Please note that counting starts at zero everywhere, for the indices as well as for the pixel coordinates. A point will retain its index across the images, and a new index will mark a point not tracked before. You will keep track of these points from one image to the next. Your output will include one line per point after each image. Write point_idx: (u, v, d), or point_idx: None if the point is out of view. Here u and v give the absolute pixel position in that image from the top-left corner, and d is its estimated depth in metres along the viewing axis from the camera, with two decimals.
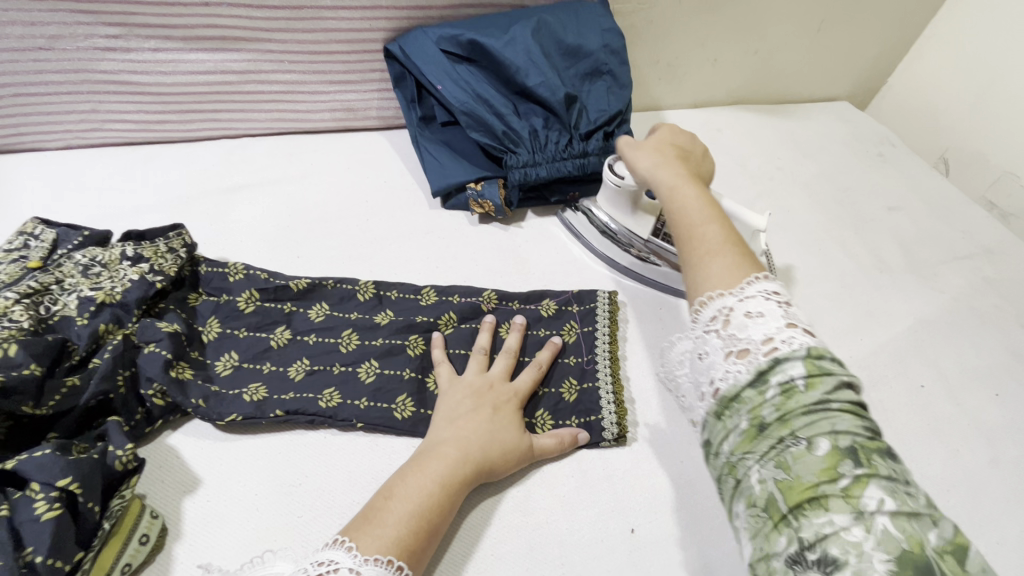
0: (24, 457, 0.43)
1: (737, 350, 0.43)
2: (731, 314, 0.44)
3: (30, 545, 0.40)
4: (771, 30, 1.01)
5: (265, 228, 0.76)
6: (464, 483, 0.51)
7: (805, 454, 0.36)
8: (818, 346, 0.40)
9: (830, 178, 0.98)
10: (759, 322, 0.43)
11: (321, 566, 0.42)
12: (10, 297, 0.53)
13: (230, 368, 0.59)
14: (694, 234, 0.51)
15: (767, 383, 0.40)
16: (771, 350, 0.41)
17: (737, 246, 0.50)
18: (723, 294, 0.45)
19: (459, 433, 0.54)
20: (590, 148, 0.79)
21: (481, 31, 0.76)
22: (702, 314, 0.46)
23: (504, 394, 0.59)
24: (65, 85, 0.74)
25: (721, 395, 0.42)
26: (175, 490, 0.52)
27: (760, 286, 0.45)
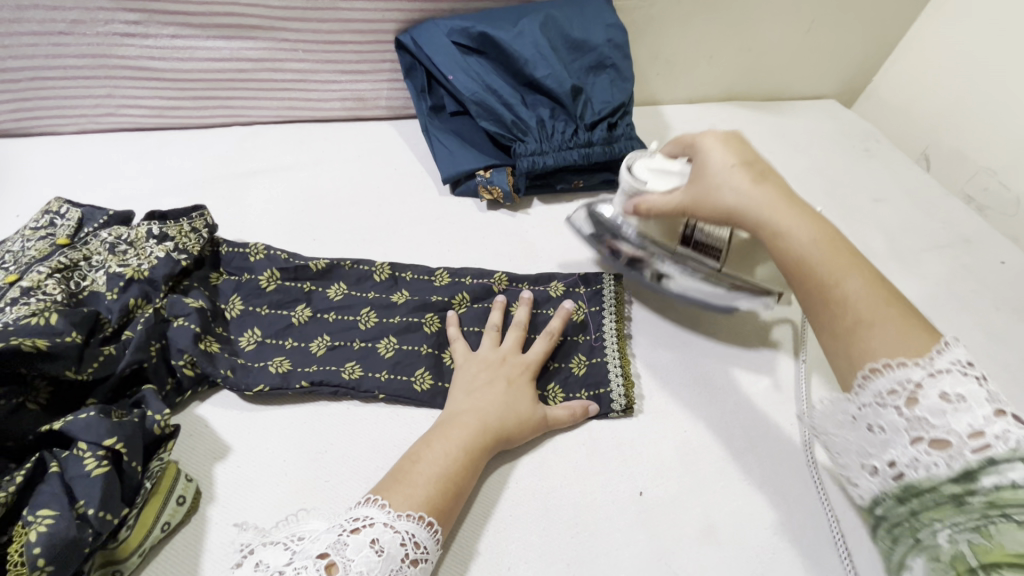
0: (70, 419, 0.45)
1: (930, 439, 0.41)
2: (919, 393, 0.42)
3: (81, 498, 0.41)
4: (763, 29, 1.05)
5: (280, 212, 0.78)
6: (485, 450, 0.54)
7: (1013, 526, 0.35)
8: None
9: (820, 172, 1.02)
10: (961, 411, 0.40)
11: (357, 521, 0.45)
12: (43, 271, 0.55)
13: (254, 343, 0.61)
14: (832, 299, 0.48)
15: (977, 480, 0.38)
16: (983, 447, 0.38)
17: (887, 296, 0.47)
18: (907, 366, 0.43)
19: (478, 404, 0.57)
20: (594, 138, 0.82)
21: (491, 25, 0.79)
22: (873, 385, 0.44)
23: (517, 366, 0.61)
24: (82, 69, 0.76)
25: (908, 481, 0.41)
26: (207, 457, 0.54)
27: (950, 357, 0.42)
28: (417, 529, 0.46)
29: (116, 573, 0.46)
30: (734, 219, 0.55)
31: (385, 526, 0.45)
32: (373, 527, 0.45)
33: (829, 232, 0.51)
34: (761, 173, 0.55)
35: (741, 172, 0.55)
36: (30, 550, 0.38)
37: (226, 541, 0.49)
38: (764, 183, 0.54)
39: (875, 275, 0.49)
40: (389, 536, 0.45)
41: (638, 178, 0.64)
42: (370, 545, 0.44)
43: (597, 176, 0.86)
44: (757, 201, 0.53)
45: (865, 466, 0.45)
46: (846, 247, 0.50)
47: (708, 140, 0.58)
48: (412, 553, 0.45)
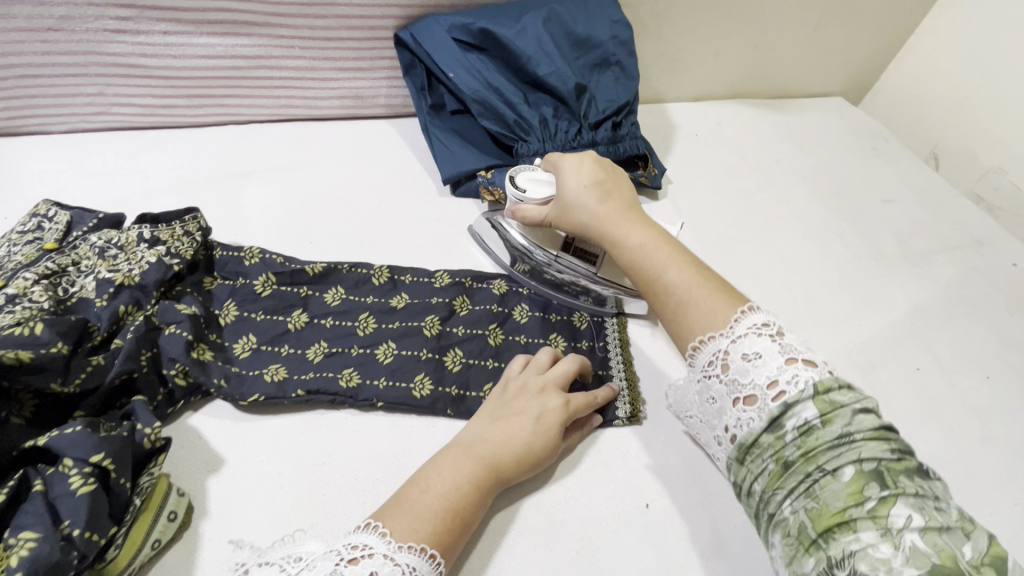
0: (55, 433, 0.43)
1: (744, 397, 0.44)
2: (728, 359, 0.45)
3: (67, 518, 0.40)
4: (771, 25, 1.03)
5: (276, 213, 0.76)
6: (491, 487, 0.51)
7: (830, 481, 0.38)
8: (824, 381, 0.41)
9: (827, 171, 1.00)
10: (760, 365, 0.43)
11: (355, 550, 0.43)
12: (29, 278, 0.53)
13: (248, 350, 0.59)
14: (658, 290, 0.52)
15: (783, 428, 0.41)
16: (779, 394, 0.42)
17: (708, 278, 0.51)
18: (715, 337, 0.47)
19: (497, 436, 0.53)
20: (599, 137, 0.80)
21: (493, 21, 0.77)
22: (698, 359, 0.48)
23: (554, 402, 0.56)
24: (72, 67, 0.74)
25: (739, 441, 0.44)
26: (199, 470, 0.53)
27: (750, 321, 0.46)
28: (419, 561, 0.44)
29: None
30: (586, 233, 0.60)
31: (386, 558, 0.43)
32: (372, 559, 0.43)
33: (664, 237, 0.55)
34: (609, 190, 0.60)
35: (589, 190, 0.60)
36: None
37: (221, 559, 0.48)
38: (609, 199, 0.59)
39: (697, 265, 0.53)
40: (389, 569, 0.43)
41: (519, 187, 0.66)
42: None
43: None
44: (604, 217, 0.58)
45: (714, 437, 0.48)
46: (676, 247, 0.54)
47: (563, 160, 0.63)
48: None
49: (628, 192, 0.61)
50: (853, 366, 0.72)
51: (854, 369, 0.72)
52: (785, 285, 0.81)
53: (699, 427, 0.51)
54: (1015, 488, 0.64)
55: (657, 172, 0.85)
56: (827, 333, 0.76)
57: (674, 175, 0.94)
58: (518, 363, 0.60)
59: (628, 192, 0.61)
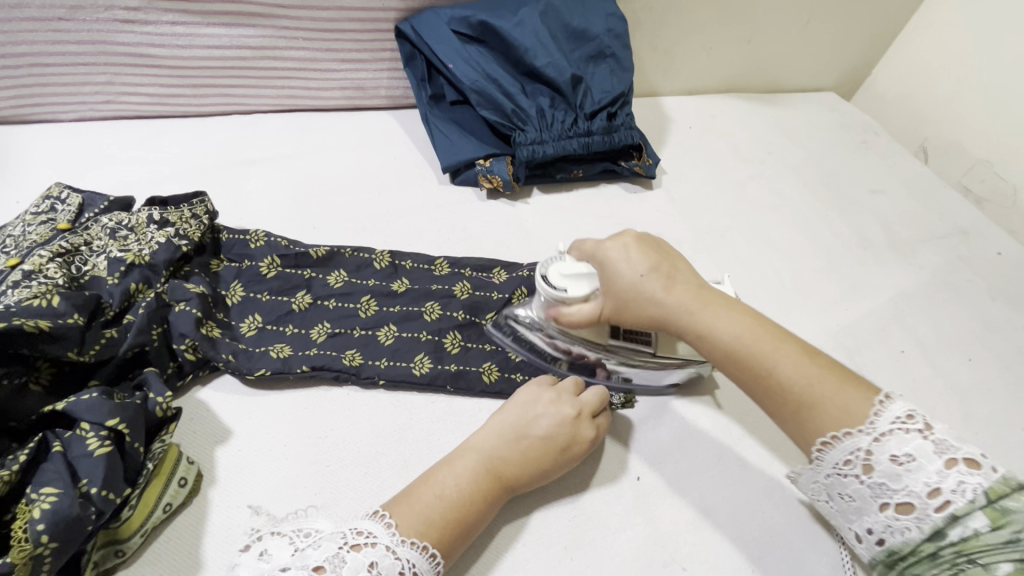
0: (73, 399, 0.45)
1: (895, 504, 0.43)
2: (871, 459, 0.44)
3: (84, 477, 0.42)
4: (763, 21, 1.05)
5: (279, 200, 0.78)
6: (501, 498, 0.52)
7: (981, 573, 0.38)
8: (994, 488, 0.40)
9: (818, 163, 1.03)
10: (915, 471, 0.42)
11: (360, 536, 0.45)
12: (44, 255, 0.55)
13: (254, 329, 0.62)
14: (775, 390, 0.48)
15: (947, 537, 0.40)
16: (942, 506, 0.41)
17: (818, 361, 0.49)
18: (852, 435, 0.45)
19: (522, 459, 0.53)
20: (594, 128, 0.82)
21: (491, 14, 0.80)
22: (829, 456, 0.46)
23: (586, 433, 0.55)
24: (82, 56, 0.76)
25: (889, 546, 0.44)
26: (208, 440, 0.55)
27: (891, 416, 0.44)
28: (418, 559, 0.45)
29: (119, 552, 0.46)
30: (662, 325, 0.54)
31: (387, 550, 0.44)
32: (375, 547, 0.44)
33: (751, 317, 0.52)
34: (671, 273, 0.55)
35: (653, 278, 0.54)
36: (34, 527, 0.38)
37: (234, 523, 0.50)
38: (675, 284, 0.54)
39: (801, 348, 0.50)
40: (389, 562, 0.44)
41: (556, 287, 0.57)
42: (369, 569, 0.43)
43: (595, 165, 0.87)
44: (680, 307, 0.53)
45: (853, 530, 0.47)
46: (774, 332, 0.50)
47: (611, 250, 0.56)
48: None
49: (683, 270, 0.56)
50: (839, 348, 0.74)
51: (839, 351, 0.74)
52: (775, 271, 0.83)
53: (829, 509, 0.50)
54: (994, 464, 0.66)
55: (652, 162, 0.88)
56: (815, 317, 0.78)
57: (668, 166, 0.96)
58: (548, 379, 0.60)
59: (686, 270, 0.56)
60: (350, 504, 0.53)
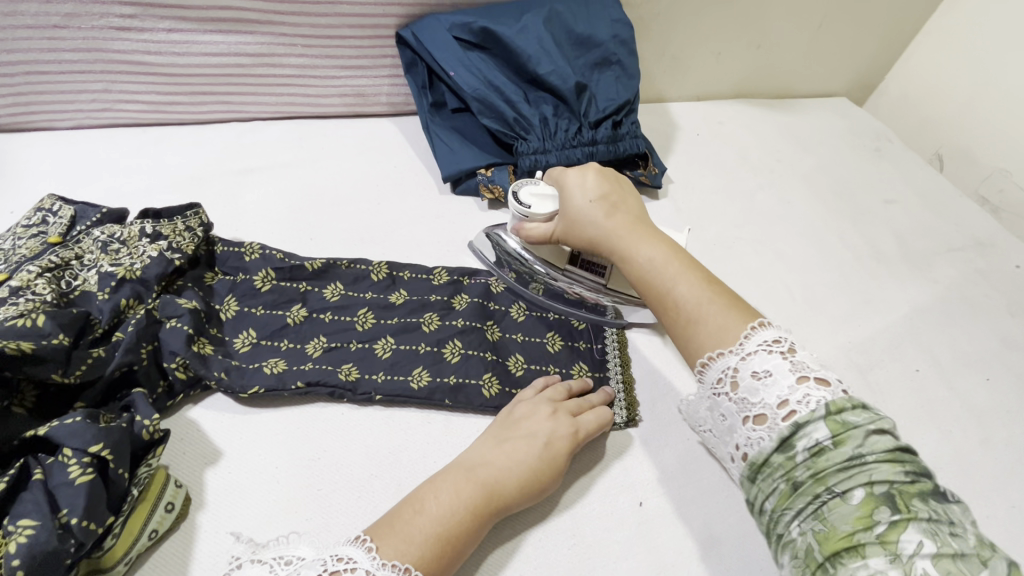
0: (55, 424, 0.44)
1: (754, 416, 0.44)
2: (738, 377, 0.45)
3: (65, 507, 0.40)
4: (773, 25, 1.03)
5: (276, 209, 0.76)
6: (490, 512, 0.49)
7: (840, 503, 0.38)
8: (835, 401, 0.41)
9: (830, 172, 1.00)
10: (770, 385, 0.43)
11: (339, 562, 0.43)
12: (32, 270, 0.54)
13: (248, 345, 0.60)
14: (668, 305, 0.53)
15: (794, 448, 0.41)
16: (790, 415, 0.42)
17: (719, 290, 0.52)
18: (724, 354, 0.47)
19: (503, 461, 0.52)
20: (599, 136, 0.80)
21: (494, 20, 0.78)
22: (707, 376, 0.48)
23: (563, 428, 0.55)
24: (78, 63, 0.75)
25: (750, 461, 0.44)
26: (197, 462, 0.53)
27: (759, 338, 0.46)
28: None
29: None
30: (597, 247, 0.60)
31: (366, 575, 0.42)
32: (354, 573, 0.42)
33: (673, 250, 0.56)
34: (616, 205, 0.61)
35: (597, 205, 0.60)
36: (10, 562, 0.37)
37: (221, 550, 0.48)
38: (616, 214, 0.60)
39: (710, 280, 0.53)
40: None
41: (524, 203, 0.64)
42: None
43: None
44: (612, 232, 0.59)
45: (726, 454, 0.48)
46: (686, 263, 0.54)
47: (569, 179, 0.63)
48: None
49: (636, 206, 0.62)
50: (851, 366, 0.72)
51: (851, 369, 0.72)
52: (784, 284, 0.81)
53: (712, 439, 0.50)
54: (1014, 491, 0.64)
55: (658, 171, 0.86)
56: (826, 333, 0.75)
57: (675, 174, 0.94)
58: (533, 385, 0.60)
59: (635, 207, 0.62)
60: (341, 529, 0.51)
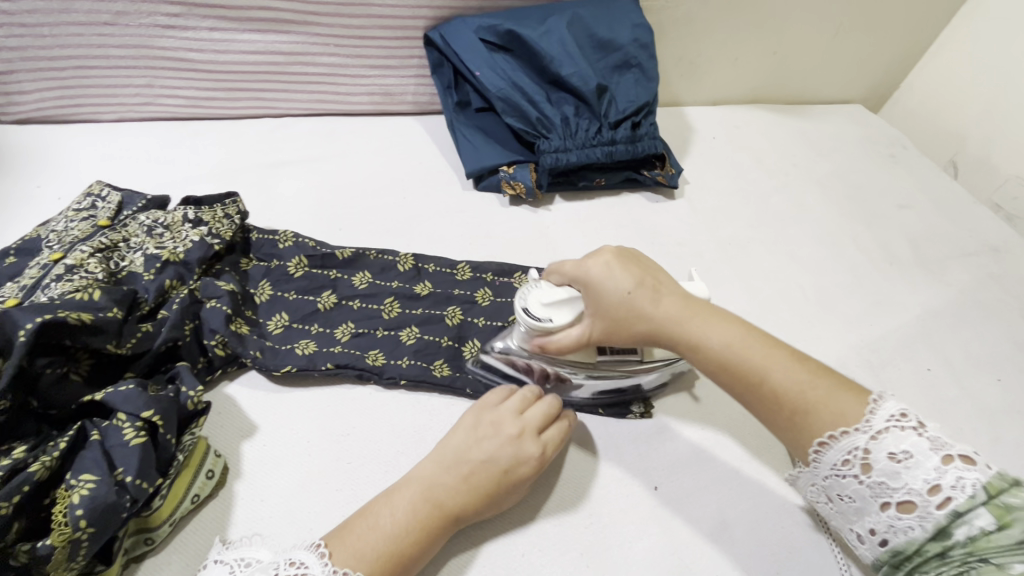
0: (110, 390, 0.47)
1: (897, 503, 0.42)
2: (870, 459, 0.43)
3: (121, 465, 0.43)
4: (790, 33, 1.05)
5: (307, 201, 0.80)
6: (441, 533, 0.49)
7: (993, 571, 0.38)
8: (993, 483, 0.39)
9: (844, 176, 1.02)
10: (913, 469, 0.41)
11: (292, 567, 0.44)
12: (85, 250, 0.58)
13: (281, 327, 0.63)
14: (768, 399, 0.48)
15: (953, 536, 0.40)
16: (944, 503, 0.40)
17: (810, 366, 0.48)
18: (847, 433, 0.44)
19: (459, 482, 0.51)
20: (618, 137, 0.83)
21: (519, 23, 0.81)
22: (826, 457, 0.45)
23: (528, 452, 0.53)
24: (125, 59, 0.79)
25: (894, 546, 0.43)
26: (234, 435, 0.56)
27: (885, 415, 0.44)
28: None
29: (148, 540, 0.47)
30: (655, 340, 0.53)
31: None
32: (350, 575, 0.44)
33: (742, 326, 0.51)
34: (657, 288, 0.53)
35: (641, 292, 0.52)
36: (74, 512, 0.40)
37: (257, 516, 0.51)
38: (663, 298, 0.53)
39: (795, 354, 0.49)
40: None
41: (538, 316, 0.55)
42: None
43: (618, 174, 0.87)
44: (670, 318, 0.52)
45: (852, 529, 0.47)
46: (762, 339, 0.50)
47: (595, 269, 0.54)
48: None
49: (668, 281, 0.54)
50: (863, 364, 0.74)
51: (864, 367, 0.73)
52: (798, 284, 0.83)
53: (825, 509, 0.49)
54: None
55: (675, 172, 0.88)
56: (838, 331, 0.77)
57: (691, 176, 0.96)
58: (499, 394, 0.58)
59: (670, 281, 0.55)
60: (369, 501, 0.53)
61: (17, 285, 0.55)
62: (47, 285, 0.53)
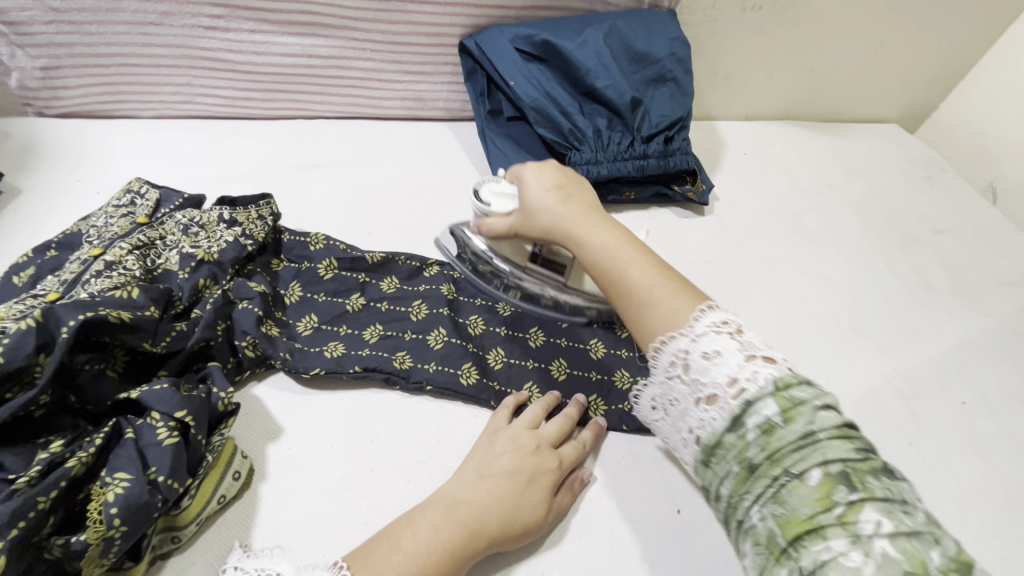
0: (145, 389, 0.48)
1: (705, 397, 0.45)
2: (689, 359, 0.47)
3: (155, 465, 0.44)
4: (828, 49, 1.03)
5: (337, 203, 0.80)
6: (468, 556, 0.47)
7: (798, 486, 0.39)
8: (782, 377, 0.43)
9: (878, 198, 1.00)
10: (719, 364, 0.45)
11: None
12: (124, 247, 0.59)
13: (310, 328, 0.64)
14: (622, 290, 0.55)
15: (745, 426, 0.42)
16: (739, 393, 0.43)
17: (667, 274, 0.54)
18: (676, 337, 0.48)
19: (484, 496, 0.50)
20: (650, 151, 0.82)
21: (555, 33, 0.81)
22: (660, 361, 0.49)
23: (547, 463, 0.54)
24: (167, 58, 0.80)
25: (704, 442, 0.45)
26: (260, 436, 0.57)
27: (708, 322, 0.48)
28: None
29: (174, 539, 0.48)
30: (551, 237, 0.62)
31: None
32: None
33: (626, 236, 0.58)
34: (569, 193, 0.62)
35: (551, 193, 0.62)
36: (109, 510, 0.41)
37: (281, 519, 0.52)
38: (571, 202, 0.61)
39: (660, 266, 0.55)
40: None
41: (484, 201, 0.66)
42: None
43: (649, 187, 0.87)
44: (566, 218, 0.60)
45: (679, 438, 0.49)
46: (638, 248, 0.57)
47: (526, 169, 0.64)
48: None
49: (589, 196, 0.63)
50: (896, 394, 0.72)
51: (896, 397, 0.71)
52: (829, 307, 0.81)
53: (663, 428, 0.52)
54: None
55: (706, 188, 0.87)
56: (870, 358, 0.75)
57: (722, 192, 0.95)
58: (508, 414, 0.59)
59: (587, 194, 0.63)
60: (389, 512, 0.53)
61: (58, 279, 0.57)
62: (87, 281, 0.54)
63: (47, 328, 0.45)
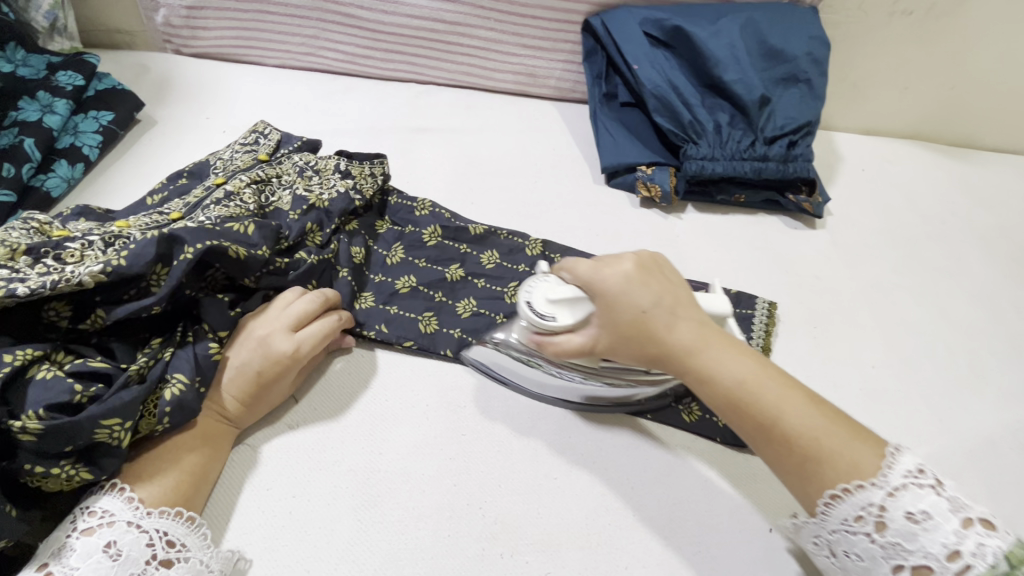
0: (206, 300, 0.54)
1: (910, 567, 0.40)
2: (885, 517, 0.41)
3: (204, 375, 0.51)
4: (977, 67, 0.94)
5: (443, 170, 0.80)
6: (221, 437, 0.53)
7: None
8: (1011, 550, 0.39)
9: (1010, 234, 0.91)
10: (933, 531, 0.40)
11: (95, 517, 0.45)
12: (243, 180, 0.62)
13: (407, 287, 0.65)
14: (775, 441, 0.45)
15: None
16: (964, 570, 0.39)
17: (820, 407, 0.46)
18: (865, 487, 0.42)
19: (228, 394, 0.53)
20: (772, 153, 0.77)
21: (688, 20, 0.78)
22: (836, 510, 0.43)
23: (257, 355, 0.54)
24: (301, 9, 0.83)
25: None
26: (357, 384, 0.59)
27: (905, 470, 0.42)
28: (171, 527, 0.46)
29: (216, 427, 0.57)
30: (656, 361, 0.50)
31: (127, 527, 0.45)
32: (112, 526, 0.44)
33: (753, 360, 0.48)
34: (673, 307, 0.50)
35: (656, 313, 0.49)
36: (163, 406, 0.49)
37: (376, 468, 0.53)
38: (679, 321, 0.49)
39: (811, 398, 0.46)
40: (130, 537, 0.44)
41: (541, 312, 0.52)
42: (103, 550, 0.43)
43: (762, 193, 0.82)
44: (681, 346, 0.48)
45: None
46: (776, 376, 0.47)
47: (610, 280, 0.50)
48: (162, 553, 0.44)
49: (688, 300, 0.51)
50: (1020, 447, 0.66)
51: (1019, 452, 0.65)
52: (946, 344, 0.75)
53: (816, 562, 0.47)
54: None
55: (823, 201, 0.82)
56: (991, 407, 0.69)
57: (836, 208, 0.90)
58: (283, 303, 0.58)
59: (687, 299, 0.51)
60: (480, 483, 0.54)
61: (183, 201, 0.61)
62: (207, 206, 0.58)
63: (165, 241, 0.49)
